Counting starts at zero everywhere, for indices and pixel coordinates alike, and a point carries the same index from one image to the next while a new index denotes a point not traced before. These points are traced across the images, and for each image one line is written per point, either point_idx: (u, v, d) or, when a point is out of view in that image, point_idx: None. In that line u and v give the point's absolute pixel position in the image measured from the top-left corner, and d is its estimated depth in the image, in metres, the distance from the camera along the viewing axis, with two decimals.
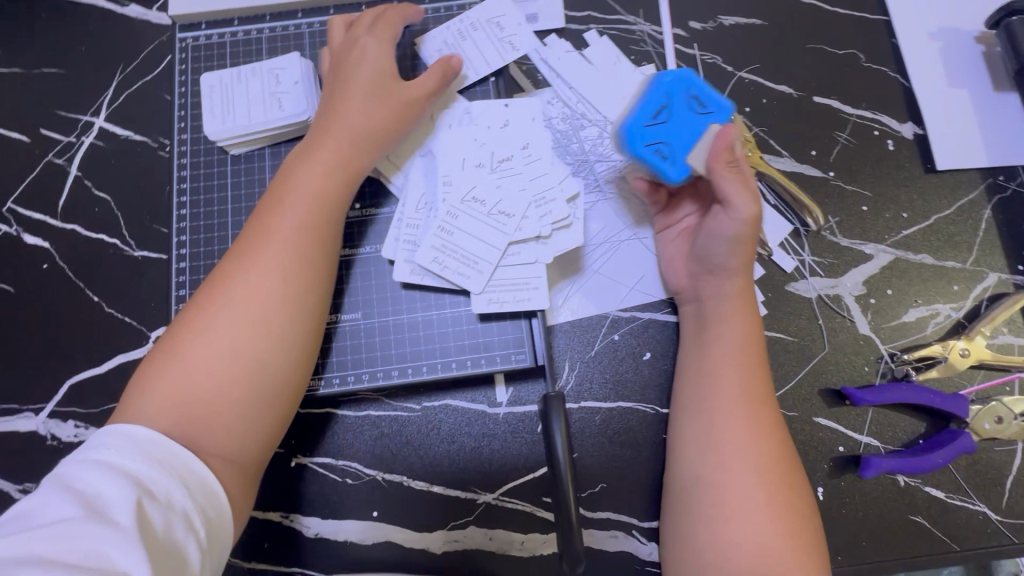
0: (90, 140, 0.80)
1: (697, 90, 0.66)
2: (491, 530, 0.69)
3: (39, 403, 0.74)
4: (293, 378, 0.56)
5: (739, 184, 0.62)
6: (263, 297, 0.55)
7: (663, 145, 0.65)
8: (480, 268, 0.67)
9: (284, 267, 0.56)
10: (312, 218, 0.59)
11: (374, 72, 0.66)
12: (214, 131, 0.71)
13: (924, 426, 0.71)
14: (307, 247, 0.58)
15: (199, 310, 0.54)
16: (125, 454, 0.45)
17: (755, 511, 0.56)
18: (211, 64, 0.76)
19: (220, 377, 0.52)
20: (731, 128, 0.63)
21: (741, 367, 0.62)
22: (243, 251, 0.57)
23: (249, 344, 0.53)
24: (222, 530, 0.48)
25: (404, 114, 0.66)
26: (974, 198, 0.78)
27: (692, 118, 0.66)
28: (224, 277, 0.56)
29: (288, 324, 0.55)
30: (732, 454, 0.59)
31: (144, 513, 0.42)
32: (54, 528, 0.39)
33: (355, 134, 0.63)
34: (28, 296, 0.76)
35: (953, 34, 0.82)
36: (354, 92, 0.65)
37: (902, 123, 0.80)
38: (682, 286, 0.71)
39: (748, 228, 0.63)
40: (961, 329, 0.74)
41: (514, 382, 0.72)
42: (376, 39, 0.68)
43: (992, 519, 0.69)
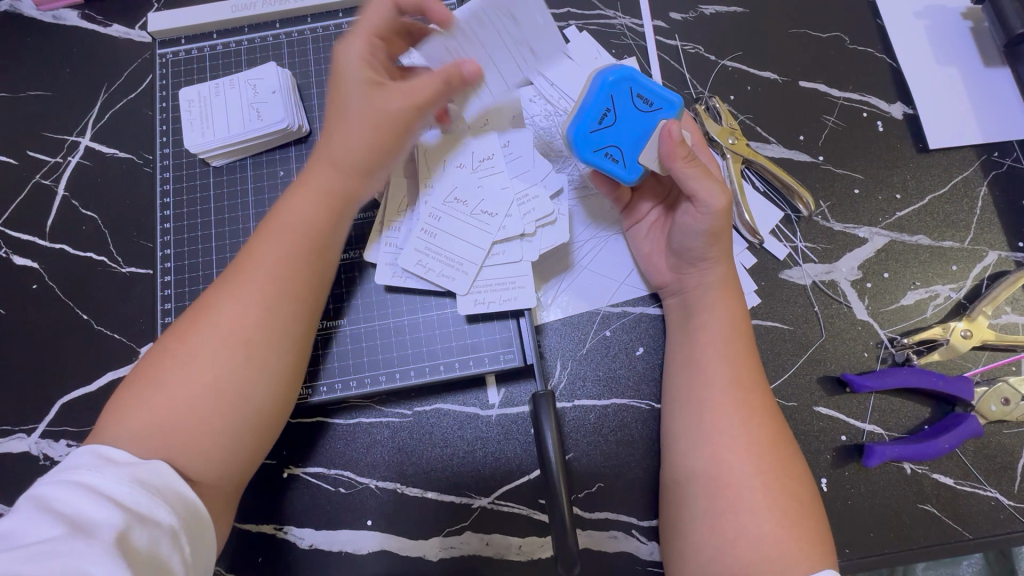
0: (76, 160, 0.80)
1: (638, 87, 0.63)
2: (488, 535, 0.68)
3: (31, 424, 0.73)
4: (279, 403, 0.55)
5: (703, 181, 0.60)
6: (247, 334, 0.53)
7: (613, 148, 0.63)
8: (465, 270, 0.67)
9: (268, 303, 0.54)
10: (298, 251, 0.57)
11: (359, 81, 0.59)
12: (195, 145, 0.71)
13: (928, 411, 0.69)
14: (291, 275, 0.56)
15: (181, 339, 0.53)
16: (107, 473, 0.44)
17: (756, 503, 0.54)
18: (191, 79, 0.76)
19: (202, 410, 0.50)
20: (674, 126, 0.61)
21: (731, 355, 0.61)
22: (227, 280, 0.55)
23: (232, 375, 0.52)
24: (205, 546, 0.48)
25: (392, 128, 0.59)
26: (969, 176, 0.76)
27: (639, 117, 0.63)
28: (207, 308, 0.54)
29: (275, 356, 0.54)
30: (728, 446, 0.57)
31: (129, 531, 0.41)
32: (35, 549, 0.38)
33: (341, 160, 0.59)
34: (18, 316, 0.76)
35: (938, 11, 0.81)
36: (340, 108, 0.60)
37: (891, 103, 0.78)
38: (666, 279, 0.69)
39: (719, 220, 0.61)
40: (963, 310, 0.72)
41: (505, 383, 0.71)
42: (355, 39, 0.60)
43: (1005, 505, 0.66)
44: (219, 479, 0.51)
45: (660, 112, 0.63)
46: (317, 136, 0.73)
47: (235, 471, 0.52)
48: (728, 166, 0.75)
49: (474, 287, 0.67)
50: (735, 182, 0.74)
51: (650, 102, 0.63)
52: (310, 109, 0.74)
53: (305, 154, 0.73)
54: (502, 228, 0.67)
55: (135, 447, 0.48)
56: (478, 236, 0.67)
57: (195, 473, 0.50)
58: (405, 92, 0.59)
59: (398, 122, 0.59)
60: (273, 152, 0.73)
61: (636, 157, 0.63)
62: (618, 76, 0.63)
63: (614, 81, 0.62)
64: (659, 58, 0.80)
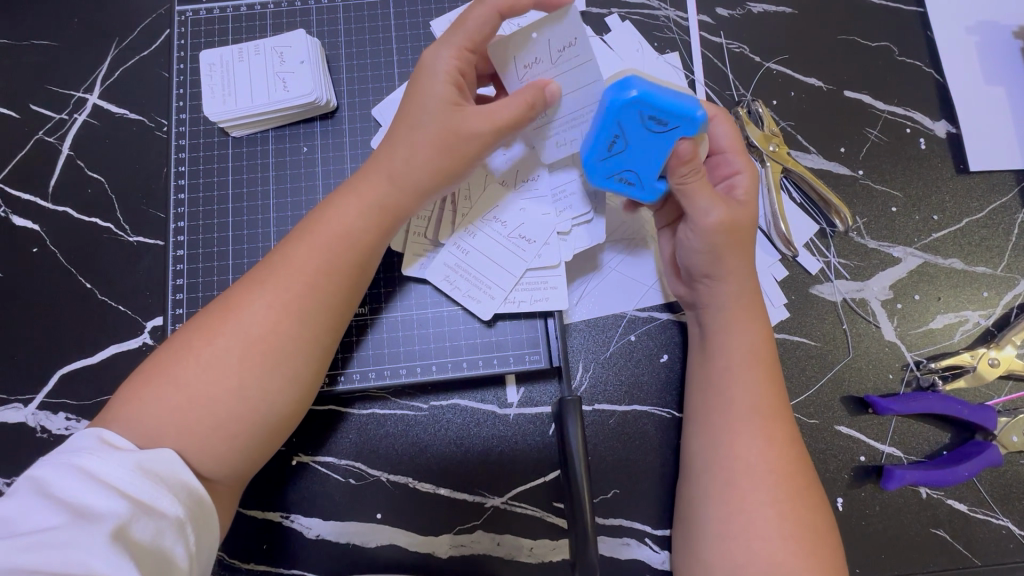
0: (83, 118, 0.76)
1: (649, 107, 0.54)
2: (499, 535, 0.67)
3: (28, 395, 0.70)
4: (296, 411, 0.52)
5: (697, 204, 0.58)
6: (278, 342, 0.50)
7: (626, 170, 0.59)
8: (492, 293, 0.65)
9: (303, 313, 0.51)
10: (340, 261, 0.54)
11: (439, 92, 0.55)
12: (214, 112, 0.67)
13: (948, 437, 0.69)
14: (327, 284, 0.53)
15: (207, 335, 0.49)
16: (108, 458, 0.41)
17: (769, 531, 0.53)
18: (211, 41, 0.71)
19: (222, 415, 0.47)
20: (684, 145, 0.55)
21: (751, 379, 0.59)
22: (261, 279, 0.52)
23: (258, 383, 0.49)
24: (211, 531, 0.45)
25: (463, 150, 0.55)
26: (1007, 202, 0.75)
27: (653, 138, 0.56)
28: (238, 307, 0.51)
29: (303, 368, 0.51)
30: (746, 473, 0.55)
31: (131, 522, 0.39)
32: (36, 539, 0.36)
33: (401, 170, 0.56)
34: (16, 281, 0.73)
35: (991, 28, 0.78)
36: (410, 117, 0.56)
37: (935, 121, 0.76)
38: (680, 291, 0.66)
39: (719, 237, 0.59)
40: (990, 337, 0.71)
41: (526, 382, 0.69)
42: (445, 47, 0.56)
43: (1015, 534, 0.67)
44: (231, 472, 0.49)
45: (675, 130, 0.55)
46: (344, 112, 0.70)
47: (246, 466, 0.50)
48: (767, 173, 0.72)
49: (502, 287, 0.65)
50: (773, 192, 0.71)
51: (664, 120, 0.54)
52: (338, 82, 0.70)
53: (331, 130, 0.69)
54: (537, 225, 0.65)
55: (143, 435, 0.45)
56: (510, 231, 0.65)
57: (206, 467, 0.47)
58: (487, 113, 0.55)
59: (474, 144, 0.55)
60: (296, 126, 0.69)
61: (653, 178, 0.59)
62: (630, 91, 0.53)
63: (624, 103, 0.54)
64: (702, 55, 0.77)
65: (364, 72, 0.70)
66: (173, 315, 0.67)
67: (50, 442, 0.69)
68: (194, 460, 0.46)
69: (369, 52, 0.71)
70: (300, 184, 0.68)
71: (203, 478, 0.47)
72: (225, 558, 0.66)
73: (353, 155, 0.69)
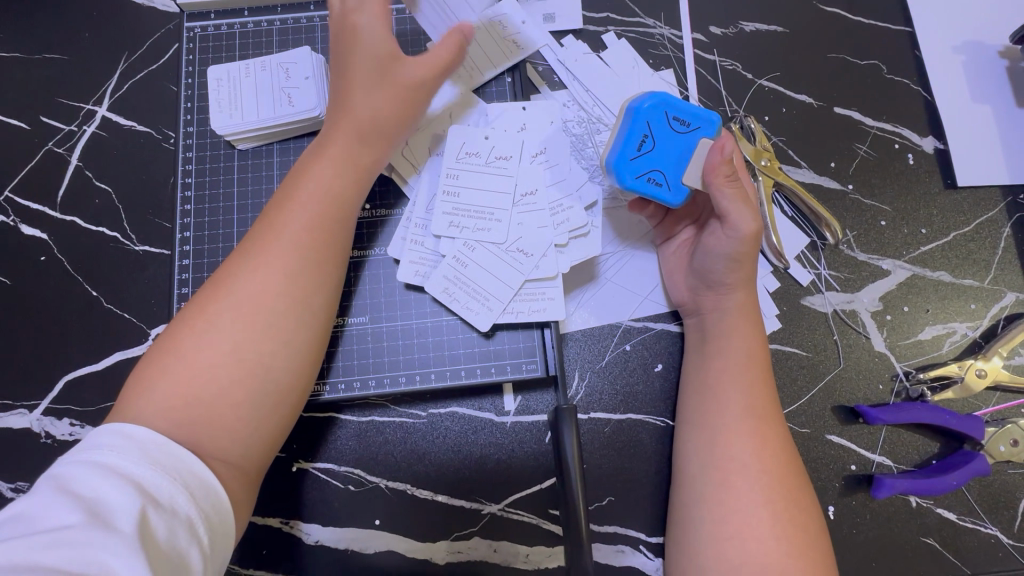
0: (92, 130, 0.78)
1: (673, 110, 0.61)
2: (496, 541, 0.68)
3: (33, 401, 0.72)
4: (298, 379, 0.54)
5: (736, 204, 0.59)
6: (270, 299, 0.53)
7: (654, 170, 0.61)
8: (490, 304, 0.66)
9: (291, 270, 0.54)
10: (322, 218, 0.57)
11: (374, 53, 0.60)
12: (221, 125, 0.69)
13: (937, 446, 0.70)
14: (311, 240, 0.56)
15: (201, 309, 0.51)
16: (128, 457, 0.43)
17: (763, 532, 0.54)
18: (219, 56, 0.73)
19: (222, 380, 0.49)
20: (721, 143, 0.59)
21: (745, 382, 0.61)
22: (246, 250, 0.55)
23: (255, 344, 0.51)
24: (224, 534, 0.46)
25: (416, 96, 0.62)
26: (993, 216, 0.76)
27: (678, 140, 0.61)
28: (227, 278, 0.53)
29: (299, 320, 0.54)
30: (740, 473, 0.57)
31: (149, 520, 0.40)
32: (54, 535, 0.37)
33: (366, 127, 0.60)
34: (23, 288, 0.74)
35: (977, 48, 0.80)
36: (356, 74, 0.60)
37: (923, 137, 0.78)
38: (685, 299, 0.69)
39: (746, 246, 0.61)
40: (977, 349, 0.73)
41: (523, 391, 0.70)
42: (365, 2, 0.60)
43: (1003, 543, 0.68)
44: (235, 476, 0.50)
45: (698, 130, 0.62)
46: None
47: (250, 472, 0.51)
48: (760, 188, 0.74)
49: (500, 299, 0.66)
50: (766, 207, 0.73)
51: (686, 122, 0.61)
52: None
53: None
54: (534, 237, 0.66)
55: None
56: (508, 244, 0.66)
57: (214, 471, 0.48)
58: (423, 62, 0.61)
59: (419, 88, 0.61)
60: (301, 139, 0.71)
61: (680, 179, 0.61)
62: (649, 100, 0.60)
63: (648, 107, 0.60)
64: (696, 72, 0.79)
65: None
66: None
67: (54, 447, 0.71)
68: None
69: None
70: None
71: None
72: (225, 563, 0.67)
73: None
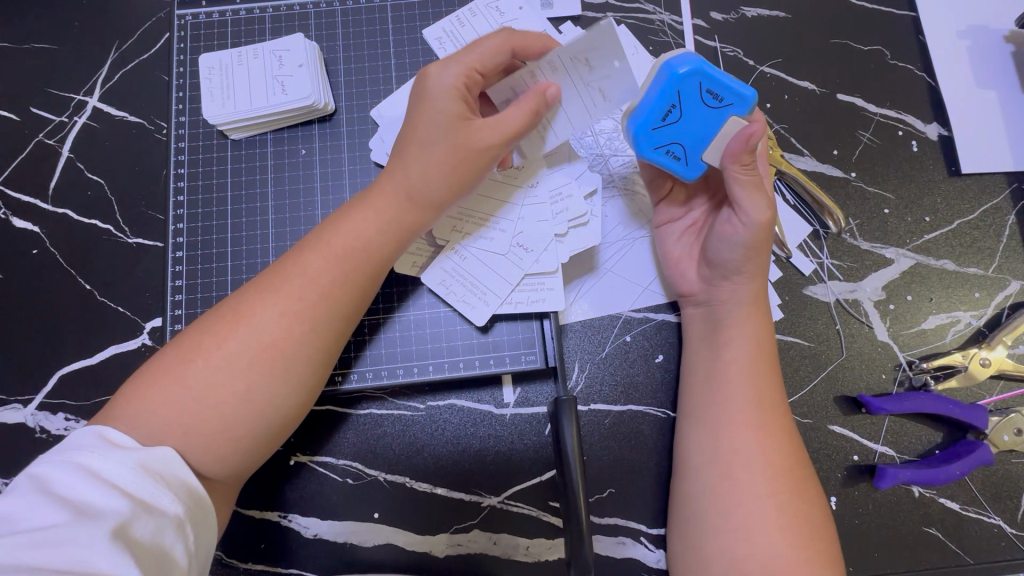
0: (83, 120, 0.77)
1: (709, 80, 0.57)
2: (496, 534, 0.68)
3: (27, 395, 0.71)
4: (298, 414, 0.53)
5: (752, 193, 0.58)
6: (288, 346, 0.51)
7: (674, 146, 0.60)
8: (487, 299, 0.65)
9: (314, 320, 0.52)
10: (349, 269, 0.54)
11: (445, 113, 0.56)
12: (213, 114, 0.67)
13: (941, 436, 0.69)
14: (337, 294, 0.53)
15: (217, 339, 0.50)
16: (110, 457, 0.42)
17: (766, 523, 0.54)
18: (211, 44, 0.72)
19: (230, 418, 0.48)
20: (753, 130, 0.56)
21: (754, 375, 0.59)
22: (270, 285, 0.53)
23: (266, 389, 0.49)
24: (208, 531, 0.46)
25: (473, 163, 0.56)
26: (998, 203, 0.75)
27: (705, 115, 0.58)
28: (248, 312, 0.51)
29: (311, 376, 0.52)
30: (747, 466, 0.56)
31: (132, 521, 0.40)
32: (37, 535, 0.37)
33: (413, 188, 0.56)
34: (15, 282, 0.73)
35: (982, 33, 0.79)
36: (419, 135, 0.57)
37: (927, 123, 0.77)
38: (694, 289, 0.66)
39: (760, 234, 0.59)
40: (981, 337, 0.72)
41: (522, 382, 0.70)
42: (452, 65, 0.57)
43: (1007, 532, 0.68)
44: (227, 471, 0.49)
45: (729, 107, 0.58)
46: (343, 115, 0.70)
47: (244, 465, 0.50)
48: None
49: (498, 293, 0.65)
50: None
51: (719, 96, 0.57)
52: (336, 86, 0.71)
53: (329, 133, 0.70)
54: (534, 228, 0.65)
55: (143, 434, 0.46)
56: (507, 235, 0.65)
57: (208, 467, 0.48)
58: (494, 125, 0.56)
59: (484, 157, 0.57)
60: (295, 128, 0.70)
61: (699, 154, 0.60)
62: (687, 65, 0.56)
63: (683, 73, 0.56)
64: None
65: (362, 76, 0.71)
66: (172, 317, 0.67)
67: (49, 442, 0.70)
68: (191, 458, 0.47)
69: (367, 55, 0.72)
70: (298, 187, 0.69)
71: (202, 478, 0.48)
72: (222, 558, 0.66)
73: (350, 157, 0.69)
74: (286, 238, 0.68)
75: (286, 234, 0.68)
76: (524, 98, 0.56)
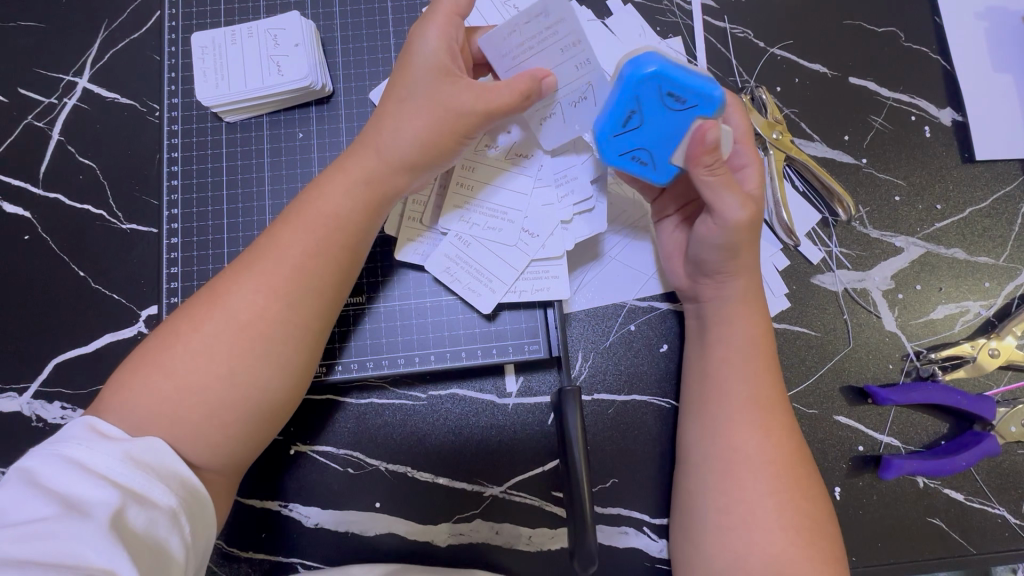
0: (72, 102, 0.74)
1: (671, 82, 0.53)
2: (498, 524, 0.67)
3: (22, 384, 0.70)
4: (290, 398, 0.51)
5: (725, 193, 0.55)
6: (265, 320, 0.49)
7: (639, 151, 0.57)
8: (492, 288, 0.64)
9: (292, 295, 0.50)
10: (326, 242, 0.53)
11: (423, 76, 0.54)
12: (207, 96, 0.65)
13: (947, 427, 0.69)
14: (315, 268, 0.52)
15: (195, 320, 0.49)
16: (98, 448, 0.41)
17: (768, 520, 0.52)
18: (203, 23, 0.70)
19: (214, 402, 0.47)
20: (708, 129, 0.53)
21: (750, 371, 0.57)
22: (247, 265, 0.51)
23: (248, 368, 0.48)
24: (207, 522, 0.45)
25: (455, 126, 0.54)
26: (1011, 191, 0.74)
27: (668, 118, 0.55)
28: (224, 293, 0.50)
29: (293, 353, 0.50)
30: (746, 462, 0.55)
31: (123, 512, 0.39)
32: (27, 530, 0.37)
33: (388, 158, 0.54)
34: (7, 268, 0.72)
35: (999, 14, 0.77)
36: (397, 103, 0.55)
37: (941, 108, 0.75)
38: (683, 284, 0.64)
39: (741, 234, 0.56)
40: (990, 328, 0.71)
41: (525, 372, 0.69)
42: (433, 32, 0.55)
43: (1011, 523, 0.67)
44: (225, 462, 0.48)
45: (695, 109, 0.54)
46: (341, 97, 0.68)
47: (242, 457, 0.49)
48: (770, 162, 0.71)
49: (503, 283, 0.64)
50: (776, 181, 0.70)
51: (683, 98, 0.54)
52: (333, 67, 0.68)
53: (327, 116, 0.68)
54: (539, 216, 0.64)
55: (136, 426, 0.45)
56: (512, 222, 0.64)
57: (205, 460, 0.47)
58: (478, 91, 0.53)
59: (465, 117, 0.53)
60: (291, 111, 0.68)
61: (667, 159, 0.57)
62: (650, 66, 0.53)
63: (644, 76, 0.53)
64: (705, 40, 0.75)
65: (360, 56, 0.69)
66: (167, 305, 0.66)
67: (45, 431, 0.69)
68: (187, 451, 0.46)
69: (366, 34, 0.69)
70: (295, 173, 0.67)
71: (198, 472, 0.47)
72: (222, 546, 0.66)
73: (349, 142, 0.68)
74: None
75: None
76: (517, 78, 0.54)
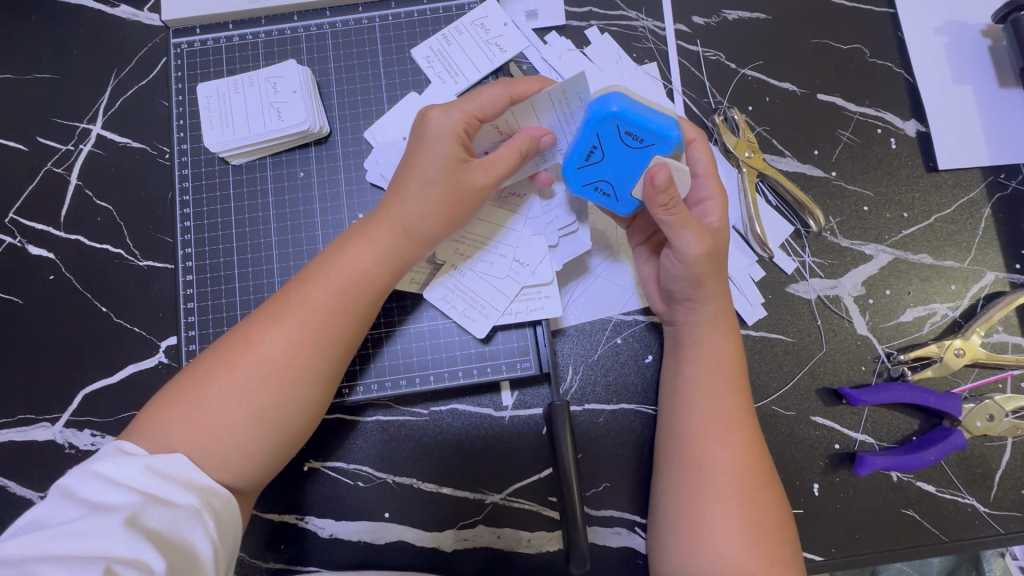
0: (88, 148, 0.79)
1: (630, 123, 0.57)
2: (499, 529, 0.72)
3: (55, 414, 0.75)
4: (307, 427, 0.57)
5: (681, 230, 0.59)
6: (293, 366, 0.54)
7: (603, 183, 0.62)
8: (486, 312, 0.68)
9: (320, 344, 0.55)
10: (351, 300, 0.58)
11: (441, 149, 0.59)
12: (214, 143, 0.70)
13: (917, 423, 0.73)
14: (340, 321, 0.57)
15: (228, 361, 0.54)
16: (121, 461, 0.46)
17: (729, 523, 0.57)
18: (207, 72, 0.75)
19: (243, 434, 0.52)
20: (660, 171, 0.55)
21: (721, 386, 0.62)
22: (276, 313, 0.56)
23: (276, 406, 0.53)
24: (231, 519, 0.49)
25: (467, 201, 0.60)
26: (975, 197, 0.78)
27: (628, 153, 0.59)
28: (256, 338, 0.54)
29: (317, 394, 0.56)
30: (708, 475, 0.59)
31: (144, 510, 0.44)
32: (63, 528, 0.42)
33: (408, 226, 0.59)
34: (35, 308, 0.77)
35: (959, 28, 0.81)
36: (418, 169, 0.59)
37: (905, 121, 0.79)
38: (659, 308, 0.69)
39: (699, 265, 0.61)
40: (957, 328, 0.75)
41: (519, 387, 0.73)
42: (453, 110, 0.59)
43: (980, 511, 0.72)
44: (245, 484, 0.53)
45: (652, 146, 0.59)
46: (337, 137, 0.73)
47: (261, 478, 0.55)
48: (743, 179, 0.75)
49: (497, 307, 0.68)
50: (749, 197, 0.75)
51: (641, 137, 0.58)
52: (329, 108, 0.73)
53: (325, 155, 0.73)
54: (526, 242, 0.69)
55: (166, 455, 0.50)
56: (502, 249, 0.69)
57: (229, 480, 0.52)
58: (488, 167, 0.59)
59: (471, 196, 0.60)
60: (293, 151, 0.73)
61: (629, 191, 0.61)
62: (609, 107, 0.57)
63: (603, 117, 0.58)
64: (679, 64, 0.80)
65: (354, 97, 0.74)
66: (186, 337, 0.71)
67: (78, 457, 0.75)
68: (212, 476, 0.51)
69: (359, 76, 0.74)
70: (299, 209, 0.72)
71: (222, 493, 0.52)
72: (245, 558, 0.71)
73: (347, 179, 0.72)
74: (290, 257, 0.72)
75: (289, 253, 0.72)
76: (518, 138, 0.60)
